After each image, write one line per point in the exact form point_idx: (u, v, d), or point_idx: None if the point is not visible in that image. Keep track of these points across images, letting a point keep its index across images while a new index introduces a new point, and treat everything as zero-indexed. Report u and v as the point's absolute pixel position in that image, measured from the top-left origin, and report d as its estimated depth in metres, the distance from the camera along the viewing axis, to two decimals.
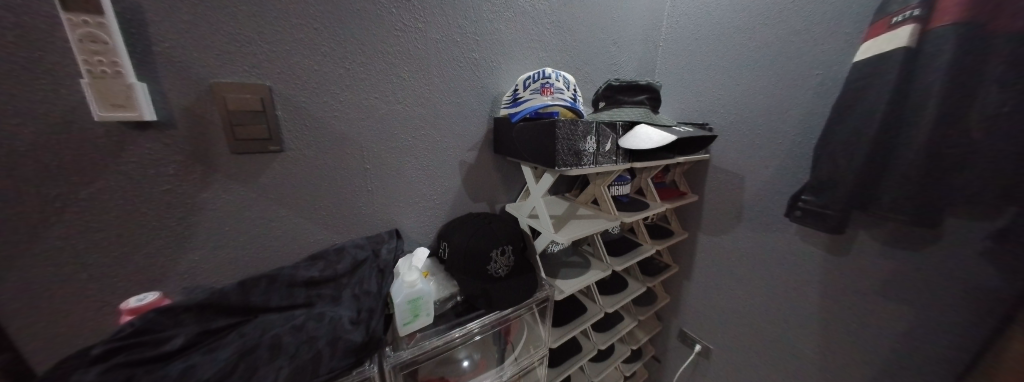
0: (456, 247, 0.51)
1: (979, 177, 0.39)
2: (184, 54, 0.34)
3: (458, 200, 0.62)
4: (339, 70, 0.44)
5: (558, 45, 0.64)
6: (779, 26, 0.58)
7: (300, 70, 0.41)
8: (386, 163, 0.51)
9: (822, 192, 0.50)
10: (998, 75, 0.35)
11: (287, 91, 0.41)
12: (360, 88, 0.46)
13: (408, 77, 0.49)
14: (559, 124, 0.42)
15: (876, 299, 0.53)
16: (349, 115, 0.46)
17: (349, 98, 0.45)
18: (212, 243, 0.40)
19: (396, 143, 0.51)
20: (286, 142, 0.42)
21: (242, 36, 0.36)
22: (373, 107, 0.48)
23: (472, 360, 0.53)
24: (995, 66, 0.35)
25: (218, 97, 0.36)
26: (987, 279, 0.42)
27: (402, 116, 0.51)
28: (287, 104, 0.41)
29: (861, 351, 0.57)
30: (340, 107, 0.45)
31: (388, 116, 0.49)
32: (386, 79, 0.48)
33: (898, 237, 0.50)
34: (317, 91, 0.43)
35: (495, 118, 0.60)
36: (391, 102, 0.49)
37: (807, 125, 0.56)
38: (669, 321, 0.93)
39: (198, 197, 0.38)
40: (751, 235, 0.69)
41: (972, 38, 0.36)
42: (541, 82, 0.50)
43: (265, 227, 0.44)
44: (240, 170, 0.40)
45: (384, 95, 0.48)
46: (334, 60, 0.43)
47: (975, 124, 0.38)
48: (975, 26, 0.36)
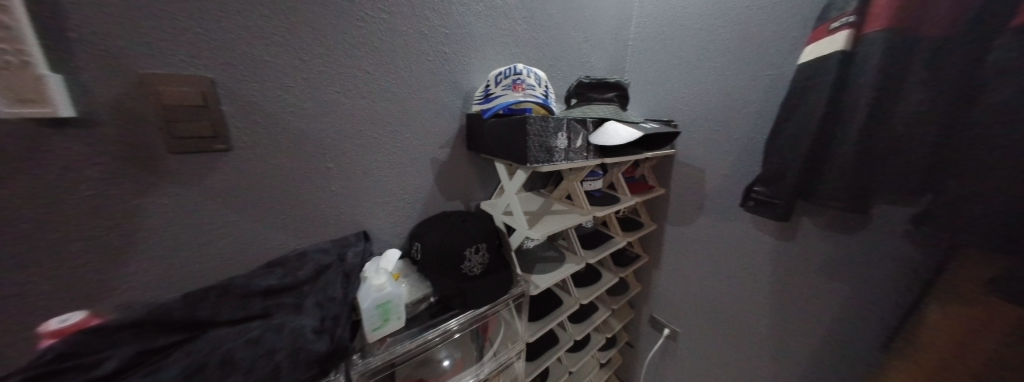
0: (428, 248, 0.50)
1: (902, 168, 0.43)
2: (111, 41, 0.29)
3: (431, 198, 0.60)
4: (295, 62, 0.40)
5: (530, 41, 0.63)
6: (736, 27, 0.61)
7: (250, 62, 0.37)
8: (351, 162, 0.49)
9: (772, 183, 0.54)
10: (919, 78, 0.40)
11: (234, 84, 0.37)
12: (319, 82, 0.43)
13: (373, 71, 0.47)
14: (529, 120, 0.42)
15: (819, 280, 0.59)
16: (307, 111, 0.43)
17: (305, 92, 0.42)
18: (152, 253, 0.36)
19: (360, 141, 0.48)
20: (234, 140, 0.38)
21: (180, 22, 0.32)
22: (334, 102, 0.45)
23: (452, 359, 0.53)
24: (918, 69, 0.40)
25: (152, 90, 0.32)
26: (906, 257, 0.48)
27: (368, 112, 0.48)
28: (234, 97, 0.37)
29: (807, 326, 0.63)
30: (296, 102, 0.42)
31: (351, 112, 0.46)
32: (347, 73, 0.45)
33: (836, 223, 0.55)
34: (270, 84, 0.39)
35: (468, 114, 0.59)
36: (355, 97, 0.46)
37: (760, 121, 0.60)
38: (640, 308, 0.97)
39: (131, 202, 0.34)
40: (712, 225, 0.73)
41: (897, 45, 0.40)
42: (513, 78, 0.50)
43: (216, 234, 0.40)
44: (183, 171, 0.36)
45: (346, 89, 0.45)
46: (288, 51, 0.39)
47: (897, 121, 0.42)
48: (902, 32, 0.40)
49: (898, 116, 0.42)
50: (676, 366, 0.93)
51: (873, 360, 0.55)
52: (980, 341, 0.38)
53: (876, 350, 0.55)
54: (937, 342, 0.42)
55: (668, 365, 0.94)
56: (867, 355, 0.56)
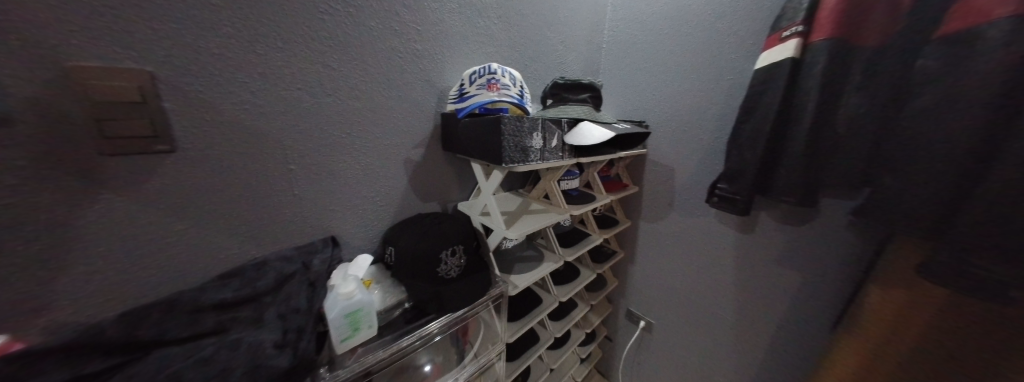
0: (402, 252, 0.48)
1: (843, 164, 0.48)
2: (29, 28, 0.26)
3: (405, 201, 0.58)
4: (250, 55, 0.37)
5: (505, 41, 0.63)
6: (701, 33, 0.64)
7: (198, 54, 0.34)
8: (316, 163, 0.46)
9: (733, 180, 0.58)
10: (857, 82, 0.44)
11: (178, 78, 0.33)
12: (279, 78, 0.40)
13: (339, 67, 0.44)
14: (504, 120, 0.41)
15: (776, 269, 0.64)
16: (265, 108, 0.40)
17: (262, 88, 0.39)
18: (84, 267, 0.32)
19: (326, 141, 0.46)
20: (180, 140, 0.35)
21: (112, 8, 0.29)
22: (295, 100, 0.42)
23: (433, 364, 0.52)
24: (855, 75, 0.44)
25: (79, 84, 0.29)
26: (848, 245, 0.53)
27: (334, 111, 0.45)
28: (177, 93, 0.33)
29: (766, 313, 0.68)
30: (252, 99, 0.38)
31: (315, 110, 0.44)
32: (310, 69, 0.42)
33: (789, 217, 0.60)
34: (221, 80, 0.36)
35: (442, 114, 0.57)
36: (319, 95, 0.43)
37: (723, 122, 0.64)
38: (618, 302, 1.00)
39: (56, 211, 0.30)
40: (681, 220, 0.77)
41: (839, 53, 0.44)
42: (487, 78, 0.49)
43: (161, 244, 0.36)
44: (118, 175, 0.32)
45: (309, 86, 0.42)
46: (241, 43, 0.36)
47: (840, 122, 0.46)
48: (843, 42, 0.44)
49: (839, 118, 0.46)
50: (651, 357, 0.96)
51: (821, 341, 0.61)
52: (909, 319, 0.43)
53: (824, 331, 0.60)
54: (874, 321, 0.47)
55: (644, 356, 0.98)
56: (816, 337, 0.61)
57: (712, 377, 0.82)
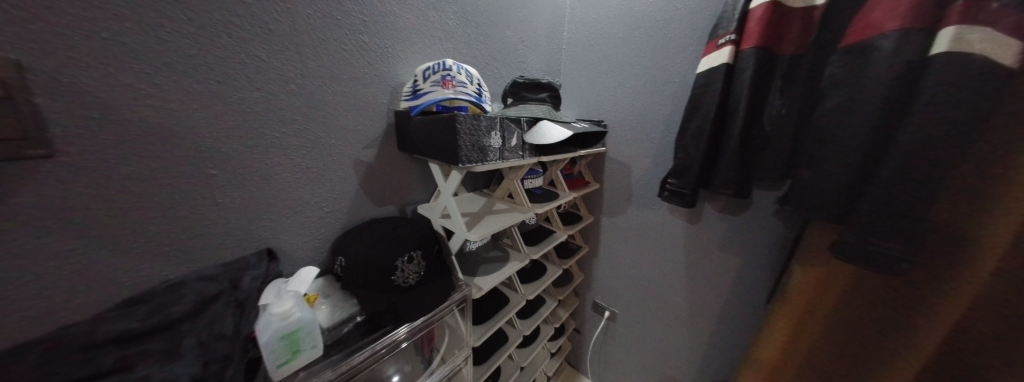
0: (353, 261, 0.45)
1: (767, 160, 0.53)
2: None
3: (356, 206, 0.54)
4: (152, 42, 0.31)
5: (463, 37, 0.61)
6: (652, 36, 0.68)
7: (80, 38, 0.27)
8: (245, 168, 0.40)
9: (680, 176, 0.61)
10: (779, 86, 0.50)
11: (53, 67, 0.27)
12: (193, 68, 0.34)
13: (271, 58, 0.39)
14: (459, 119, 0.40)
15: (718, 256, 0.70)
16: (174, 104, 0.33)
17: (170, 81, 0.33)
18: None
19: (256, 142, 0.40)
20: (59, 142, 0.28)
21: None
22: (214, 94, 0.36)
23: (403, 373, 0.51)
24: (778, 79, 0.50)
25: None
26: (774, 231, 0.60)
27: (264, 108, 0.40)
28: (52, 85, 0.27)
29: (711, 297, 0.74)
30: (157, 93, 0.32)
31: (241, 108, 0.38)
32: (233, 59, 0.36)
33: (727, 208, 0.66)
34: (113, 71, 0.30)
35: (396, 112, 0.54)
36: (245, 89, 0.38)
37: (671, 121, 0.68)
38: (584, 295, 1.04)
39: None
40: (638, 214, 0.81)
41: (767, 59, 0.49)
42: (442, 74, 0.47)
43: (36, 272, 0.29)
44: None
45: (232, 79, 0.37)
46: (137, 27, 0.30)
47: (767, 122, 0.51)
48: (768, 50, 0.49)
49: (766, 118, 0.51)
50: (615, 346, 1.01)
51: (755, 318, 0.68)
52: (822, 291, 0.50)
53: (757, 310, 0.67)
54: (798, 295, 0.53)
55: (609, 345, 1.03)
56: (751, 315, 0.68)
57: (667, 359, 0.89)
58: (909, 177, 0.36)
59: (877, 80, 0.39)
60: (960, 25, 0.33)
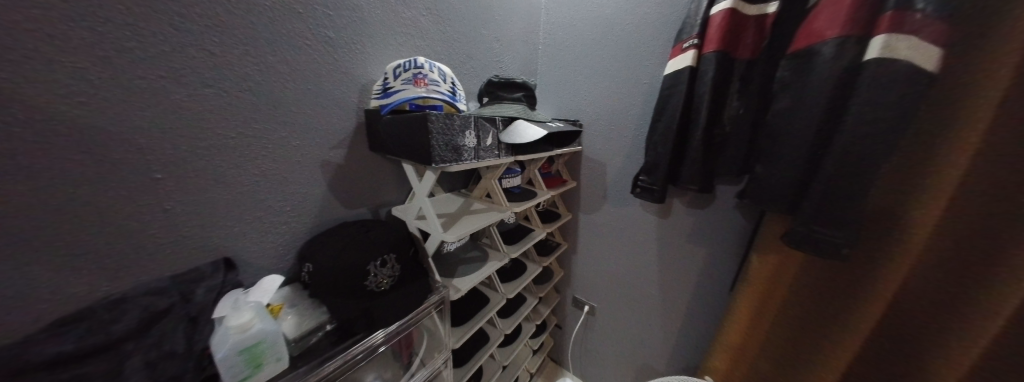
0: (321, 267, 0.43)
1: (727, 157, 0.57)
2: None
3: (324, 209, 0.52)
4: (83, 33, 0.28)
5: (437, 35, 0.60)
6: (624, 38, 0.70)
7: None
8: (195, 171, 0.37)
9: (650, 172, 0.64)
10: (738, 88, 0.53)
11: None
12: (134, 61, 0.31)
13: (224, 53, 0.36)
14: (431, 118, 0.39)
15: (686, 249, 0.74)
16: (111, 102, 0.30)
17: (105, 77, 0.30)
18: None
19: (208, 143, 0.37)
20: None
21: None
22: (158, 91, 0.33)
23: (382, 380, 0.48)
24: (737, 82, 0.53)
25: None
26: (735, 223, 0.64)
27: (218, 106, 0.37)
28: None
29: (680, 287, 0.78)
30: (90, 90, 0.29)
31: (190, 105, 0.35)
32: (179, 52, 0.33)
33: (693, 202, 0.69)
34: (39, 65, 0.27)
35: (366, 111, 0.52)
36: (194, 85, 0.35)
37: (642, 121, 0.71)
38: (565, 291, 1.06)
39: None
40: (614, 211, 0.84)
41: (727, 62, 0.52)
42: (413, 72, 0.46)
43: None
44: None
45: (179, 74, 0.33)
46: (65, 17, 0.27)
47: (727, 121, 0.55)
48: (729, 54, 0.52)
49: (726, 118, 0.55)
50: (594, 339, 1.04)
51: (719, 305, 0.73)
52: (783, 269, 0.54)
53: (720, 297, 0.72)
54: (759, 274, 0.57)
55: (588, 339, 1.05)
56: (715, 303, 0.73)
57: (642, 349, 0.92)
58: (845, 171, 0.40)
59: (821, 82, 0.42)
60: (889, 34, 0.36)
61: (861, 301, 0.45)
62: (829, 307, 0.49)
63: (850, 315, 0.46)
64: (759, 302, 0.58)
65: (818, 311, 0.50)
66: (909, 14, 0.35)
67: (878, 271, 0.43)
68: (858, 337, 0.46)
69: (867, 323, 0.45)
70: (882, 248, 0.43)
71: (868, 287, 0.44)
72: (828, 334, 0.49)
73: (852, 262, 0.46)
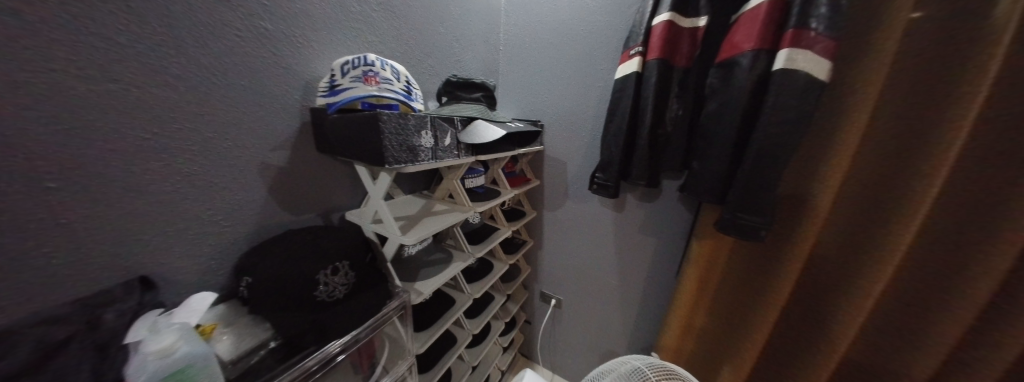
0: (261, 280, 0.39)
1: (670, 154, 0.63)
2: None
3: (265, 217, 0.47)
4: None
5: (390, 31, 0.58)
6: (579, 42, 0.73)
7: None
8: (102, 177, 0.32)
9: (605, 170, 0.68)
10: (677, 92, 0.59)
11: None
12: (17, 47, 0.26)
13: (134, 43, 0.31)
14: (382, 117, 0.37)
15: (639, 239, 0.80)
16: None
17: None
18: None
19: (116, 145, 0.32)
20: None
21: None
22: (47, 84, 0.27)
23: None
24: (676, 87, 0.59)
25: None
26: (678, 213, 0.71)
27: (128, 103, 0.32)
28: None
29: (634, 275, 0.84)
30: None
31: (90, 101, 0.30)
32: (73, 39, 0.28)
33: (643, 196, 0.75)
34: None
35: (312, 110, 0.49)
36: (97, 78, 0.30)
37: (598, 121, 0.75)
38: (532, 287, 1.09)
39: None
40: (575, 207, 0.88)
41: (667, 69, 0.58)
42: (363, 70, 0.43)
43: None
44: None
45: (75, 65, 0.28)
46: None
47: (669, 122, 0.61)
48: (668, 61, 0.57)
49: (669, 119, 0.60)
50: (561, 331, 1.08)
51: (667, 289, 0.80)
52: (721, 241, 0.60)
53: (668, 282, 0.79)
54: (700, 250, 0.62)
55: (556, 331, 1.09)
56: (664, 287, 0.80)
57: (605, 336, 0.98)
58: (761, 165, 0.47)
59: (741, 88, 0.48)
60: (790, 49, 0.43)
61: (785, 259, 0.53)
62: (762, 266, 0.57)
63: (777, 272, 0.54)
64: (703, 273, 0.64)
65: (753, 270, 0.58)
66: (805, 31, 0.43)
67: (796, 232, 0.51)
68: (783, 293, 0.53)
69: (787, 282, 0.53)
70: (798, 214, 0.51)
71: (790, 246, 0.52)
72: (761, 294, 0.56)
73: (778, 226, 0.54)
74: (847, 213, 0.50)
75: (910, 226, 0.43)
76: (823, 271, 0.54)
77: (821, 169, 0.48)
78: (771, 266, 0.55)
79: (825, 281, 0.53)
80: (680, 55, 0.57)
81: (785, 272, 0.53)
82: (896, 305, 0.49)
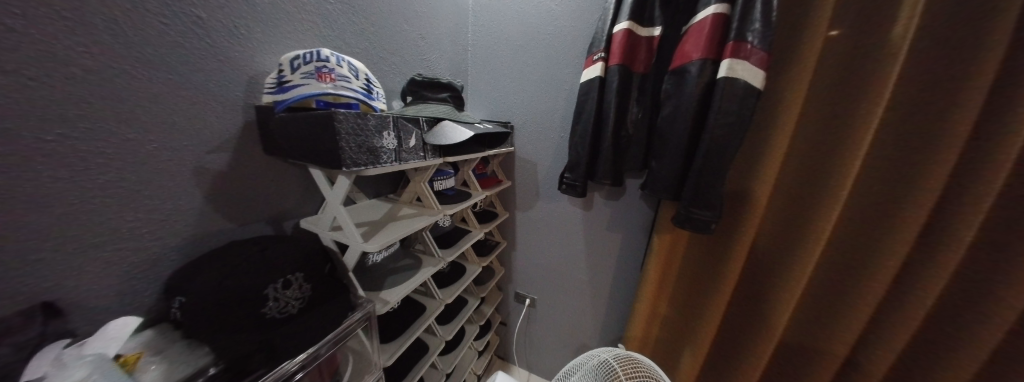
0: (194, 300, 0.34)
1: (631, 155, 0.66)
2: None
3: (203, 228, 0.42)
4: None
5: (348, 26, 0.55)
6: (547, 45, 0.75)
7: None
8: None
9: (574, 170, 0.70)
10: (637, 96, 0.63)
11: None
12: None
13: (24, 28, 0.26)
14: (338, 116, 0.35)
15: (606, 236, 0.83)
16: None
17: None
18: None
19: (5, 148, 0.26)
20: None
21: None
22: None
23: None
24: (636, 91, 0.63)
25: None
26: (640, 210, 0.76)
27: (20, 98, 0.27)
28: None
29: (602, 270, 0.88)
30: None
31: None
32: None
33: (608, 195, 0.79)
34: None
35: (256, 107, 0.44)
36: None
37: (566, 123, 0.77)
38: (507, 288, 1.09)
39: None
40: (546, 207, 0.90)
41: (628, 75, 0.61)
42: (315, 66, 0.40)
43: None
44: None
45: None
46: None
47: (630, 124, 0.64)
48: (628, 67, 0.61)
49: (629, 121, 0.64)
50: (536, 330, 1.10)
51: (632, 282, 0.84)
52: (678, 234, 0.64)
53: (632, 276, 0.83)
54: (660, 244, 0.67)
55: (531, 330, 1.11)
56: (630, 280, 0.84)
57: (578, 331, 1.01)
58: (709, 164, 0.51)
59: (692, 94, 0.53)
60: (731, 59, 0.48)
61: (732, 248, 0.58)
62: (714, 255, 0.62)
63: (726, 260, 0.59)
64: (664, 264, 0.69)
65: (707, 258, 0.64)
66: (743, 43, 0.48)
67: (741, 224, 0.57)
68: (731, 279, 0.59)
69: (734, 268, 0.58)
70: (741, 208, 0.57)
71: (737, 237, 0.57)
72: (715, 281, 0.62)
73: (727, 219, 0.59)
74: (780, 205, 0.57)
75: (830, 216, 0.50)
76: (762, 257, 0.60)
77: (759, 167, 0.54)
78: (721, 255, 0.60)
79: (764, 267, 0.60)
80: (639, 61, 0.61)
81: (733, 260, 0.58)
82: (823, 285, 0.56)
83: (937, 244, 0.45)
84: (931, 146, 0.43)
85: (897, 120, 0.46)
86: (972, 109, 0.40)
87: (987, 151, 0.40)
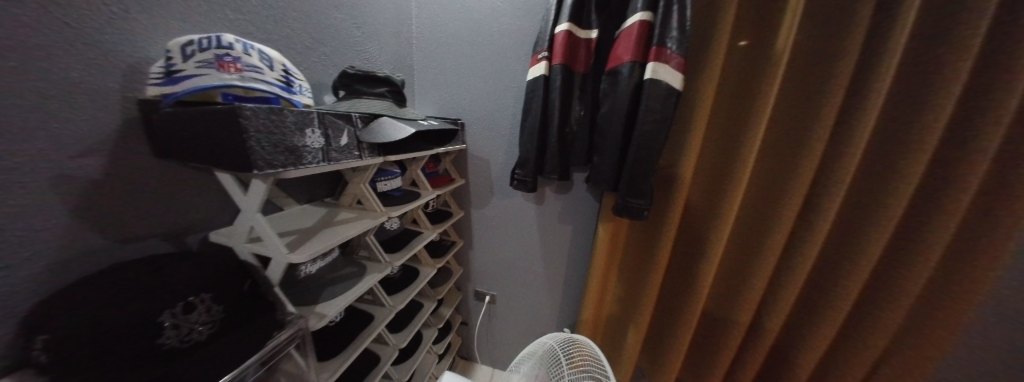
0: (58, 342, 0.28)
1: (576, 149, 0.70)
2: None
3: (76, 252, 0.34)
4: None
5: (262, 9, 0.49)
6: (494, 42, 0.75)
7: None
8: None
9: (524, 166, 0.71)
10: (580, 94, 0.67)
11: None
12: None
13: None
14: (244, 110, 0.30)
15: (558, 229, 0.87)
16: None
17: None
18: None
19: None
20: None
21: None
22: None
23: None
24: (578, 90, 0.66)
25: None
26: (589, 201, 0.81)
27: None
28: None
29: (557, 261, 0.92)
30: None
31: None
32: None
33: (558, 189, 0.83)
34: None
35: (140, 102, 0.37)
36: None
37: (517, 119, 0.79)
38: (466, 287, 1.08)
39: None
40: (501, 203, 0.91)
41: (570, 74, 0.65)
42: (215, 53, 0.34)
43: None
44: None
45: None
46: None
47: (575, 121, 0.68)
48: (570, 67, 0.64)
49: (574, 118, 0.68)
50: (497, 326, 1.11)
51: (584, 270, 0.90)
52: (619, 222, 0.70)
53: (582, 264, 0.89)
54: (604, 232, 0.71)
55: (491, 327, 1.12)
56: (581, 268, 0.90)
57: (537, 323, 1.04)
58: (642, 157, 0.56)
59: (624, 93, 0.57)
60: (655, 63, 0.53)
61: (664, 231, 0.65)
62: (651, 238, 0.69)
63: (660, 242, 0.67)
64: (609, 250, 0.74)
65: (645, 242, 0.71)
66: (664, 49, 0.53)
67: (669, 210, 0.64)
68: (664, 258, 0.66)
69: (666, 248, 0.65)
70: (669, 195, 0.64)
71: (667, 221, 0.64)
72: (653, 261, 0.68)
73: (660, 205, 0.66)
74: (701, 191, 0.65)
75: (734, 199, 0.59)
76: (687, 237, 0.69)
77: (682, 159, 0.61)
78: (656, 237, 0.68)
79: (689, 246, 0.69)
80: (580, 61, 0.64)
81: (665, 241, 0.65)
82: (734, 257, 0.66)
83: (815, 216, 0.57)
84: (804, 138, 0.54)
85: (784, 117, 0.57)
86: (830, 109, 0.50)
87: (847, 142, 0.52)
